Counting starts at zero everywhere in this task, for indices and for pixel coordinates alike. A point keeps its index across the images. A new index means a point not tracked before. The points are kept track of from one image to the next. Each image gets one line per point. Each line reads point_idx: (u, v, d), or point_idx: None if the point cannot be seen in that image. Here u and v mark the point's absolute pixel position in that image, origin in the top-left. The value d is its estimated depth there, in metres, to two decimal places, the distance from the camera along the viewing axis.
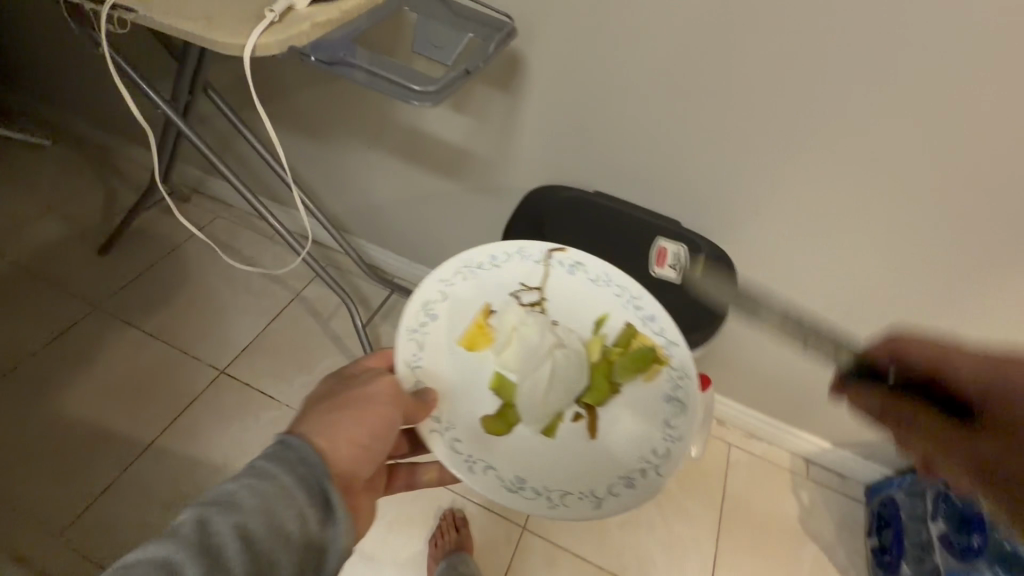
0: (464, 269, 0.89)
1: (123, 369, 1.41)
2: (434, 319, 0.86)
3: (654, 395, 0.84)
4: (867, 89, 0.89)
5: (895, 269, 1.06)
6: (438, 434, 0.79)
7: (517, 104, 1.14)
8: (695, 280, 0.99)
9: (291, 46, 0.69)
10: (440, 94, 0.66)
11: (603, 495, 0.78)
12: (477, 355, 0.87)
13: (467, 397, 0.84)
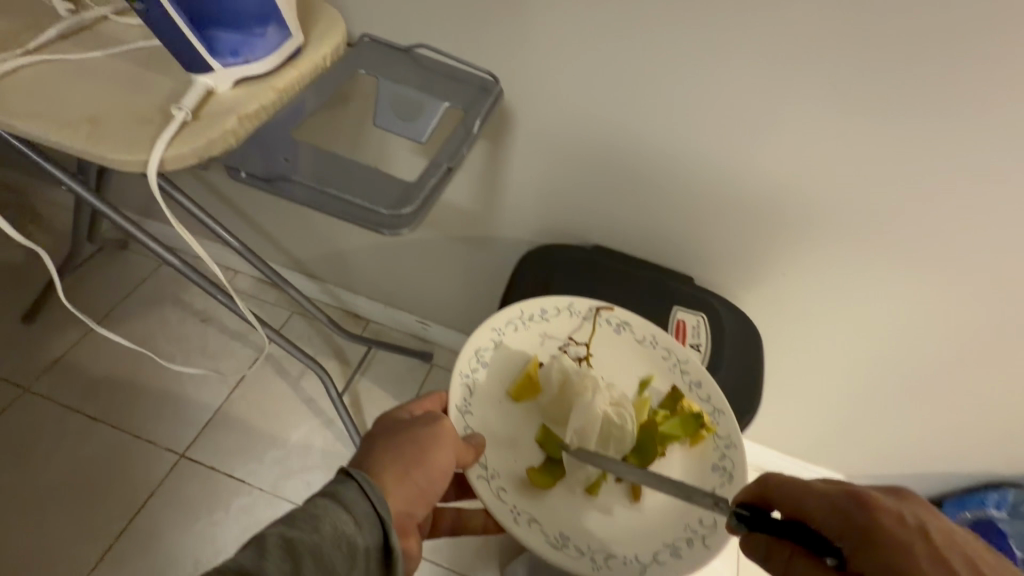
0: (514, 318, 0.75)
1: (62, 465, 1.20)
2: (485, 365, 0.71)
3: (700, 467, 0.70)
4: (931, 129, 0.76)
5: (941, 319, 0.95)
6: (480, 480, 0.63)
7: (509, 143, 0.95)
8: (719, 355, 0.89)
9: (211, 151, 0.52)
10: (420, 210, 0.52)
11: (654, 558, 0.63)
12: (520, 409, 0.71)
13: (509, 447, 0.68)
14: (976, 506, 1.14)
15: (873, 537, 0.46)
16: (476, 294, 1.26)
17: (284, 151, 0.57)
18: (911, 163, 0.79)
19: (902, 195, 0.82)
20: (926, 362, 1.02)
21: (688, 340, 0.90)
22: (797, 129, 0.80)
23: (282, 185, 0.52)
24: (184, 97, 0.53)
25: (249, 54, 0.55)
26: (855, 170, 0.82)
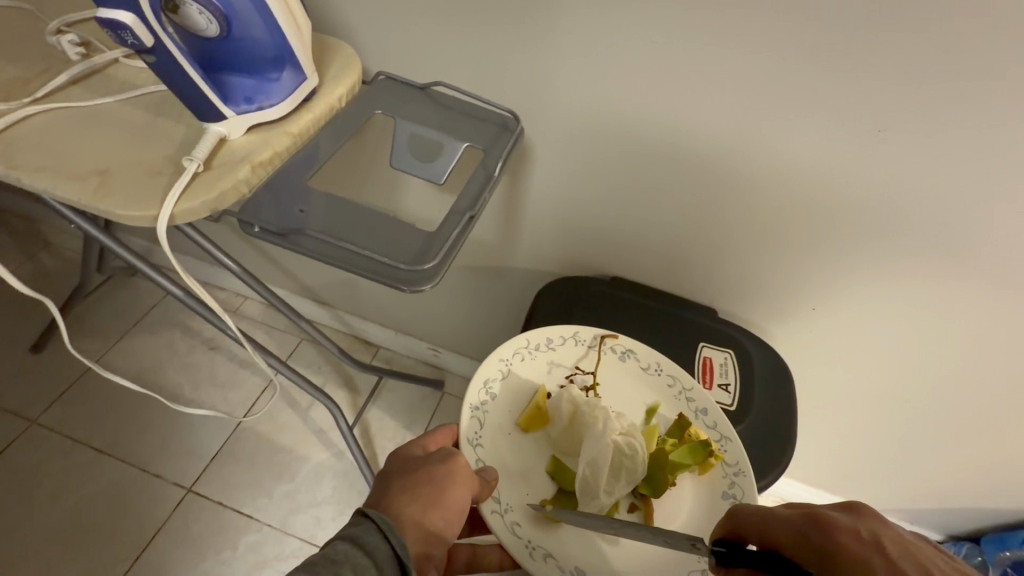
0: (522, 347, 0.70)
1: (68, 502, 1.17)
2: (496, 396, 0.67)
3: (711, 497, 0.64)
4: (979, 162, 0.70)
5: (986, 355, 0.89)
6: (495, 514, 0.57)
7: (526, 172, 0.92)
8: (748, 397, 0.85)
9: (222, 203, 0.50)
10: (443, 261, 0.51)
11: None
12: (528, 440, 0.66)
13: (517, 480, 0.63)
14: (1018, 545, 1.10)
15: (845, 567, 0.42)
16: (490, 322, 1.23)
17: (298, 199, 0.55)
18: (955, 200, 0.74)
19: (945, 232, 0.77)
20: (969, 399, 0.95)
21: (716, 381, 0.85)
22: (831, 163, 0.76)
23: (298, 238, 0.51)
24: (196, 147, 0.51)
25: (265, 100, 0.54)
26: (896, 203, 0.77)
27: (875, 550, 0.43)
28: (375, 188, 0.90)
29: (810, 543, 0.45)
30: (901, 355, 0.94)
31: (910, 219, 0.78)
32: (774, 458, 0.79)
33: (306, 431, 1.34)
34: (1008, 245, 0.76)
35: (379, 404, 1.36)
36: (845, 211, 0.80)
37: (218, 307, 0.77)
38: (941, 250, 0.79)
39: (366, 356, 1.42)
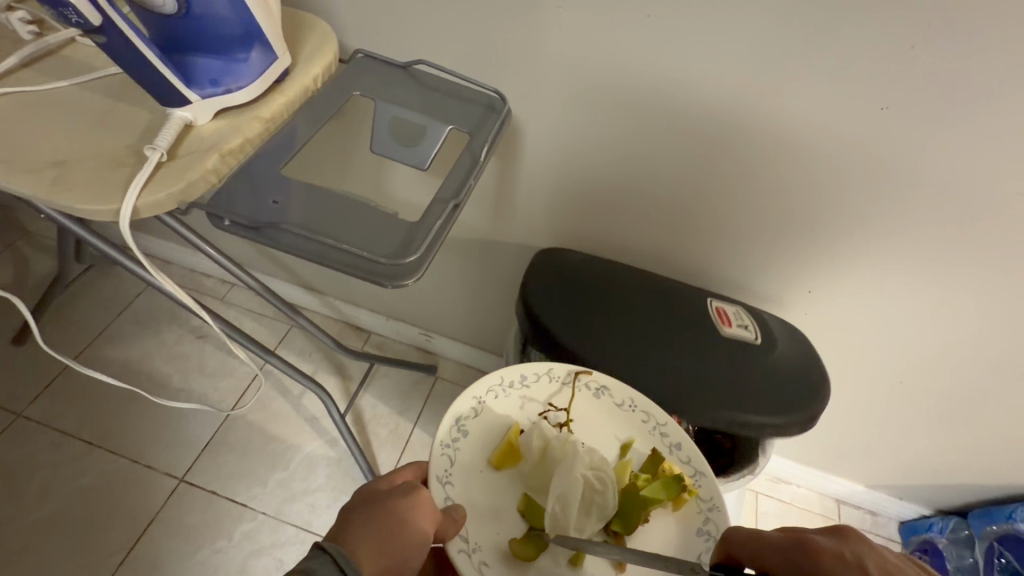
0: (495, 384, 0.68)
1: (58, 496, 1.15)
2: (467, 434, 0.65)
3: (684, 533, 0.63)
4: (984, 135, 0.68)
5: (983, 334, 0.87)
6: (461, 555, 0.56)
7: (515, 152, 0.89)
8: (770, 337, 0.85)
9: (189, 196, 0.47)
10: (428, 253, 0.49)
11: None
12: (502, 479, 0.64)
13: (488, 519, 0.61)
14: (1005, 520, 1.09)
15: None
16: (483, 306, 1.20)
17: (272, 188, 0.52)
18: (960, 179, 0.72)
19: (947, 210, 0.75)
20: (964, 376, 0.94)
21: (734, 323, 0.85)
22: (832, 143, 0.74)
23: (273, 232, 0.48)
24: (159, 134, 0.48)
25: (232, 82, 0.50)
26: (896, 182, 0.75)
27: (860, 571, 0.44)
28: (360, 174, 0.87)
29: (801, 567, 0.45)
30: (897, 334, 0.92)
31: (913, 197, 0.76)
32: (807, 394, 0.80)
33: (298, 418, 1.33)
34: (1009, 223, 0.74)
35: (372, 391, 1.34)
36: (844, 191, 0.78)
37: (192, 301, 0.73)
38: (943, 229, 0.77)
39: (357, 343, 1.40)
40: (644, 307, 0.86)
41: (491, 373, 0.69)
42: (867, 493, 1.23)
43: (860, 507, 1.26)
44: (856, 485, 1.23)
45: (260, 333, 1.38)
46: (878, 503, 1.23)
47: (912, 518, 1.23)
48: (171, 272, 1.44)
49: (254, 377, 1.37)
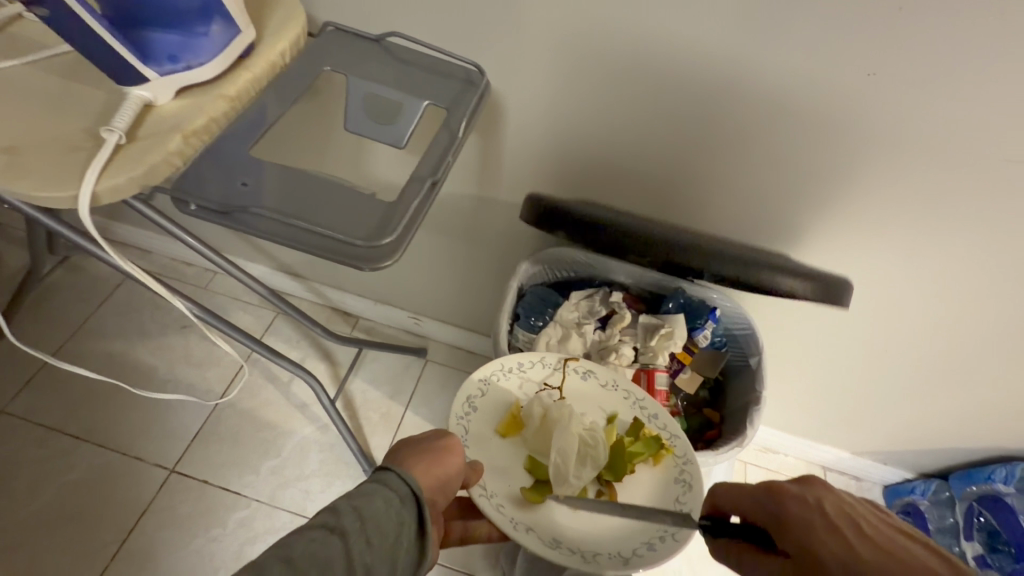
0: (496, 368, 0.78)
1: (48, 490, 1.14)
2: (475, 409, 0.75)
3: (665, 482, 0.73)
4: (972, 98, 0.67)
5: (969, 301, 0.87)
6: (481, 498, 0.68)
7: (498, 128, 0.87)
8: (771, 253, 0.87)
9: (151, 179, 0.44)
10: (404, 234, 0.47)
11: (634, 552, 0.65)
12: (508, 444, 0.75)
13: (500, 473, 0.72)
14: (984, 481, 1.13)
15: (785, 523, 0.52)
16: (471, 286, 1.19)
17: (241, 170, 0.50)
18: (947, 146, 0.71)
19: (934, 179, 0.75)
20: (948, 344, 0.95)
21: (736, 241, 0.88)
22: (820, 112, 0.72)
23: (243, 217, 0.46)
24: (117, 115, 0.45)
25: (192, 58, 0.48)
26: (882, 152, 0.74)
27: (817, 513, 0.51)
28: (339, 155, 0.84)
29: (767, 510, 0.54)
30: (885, 303, 0.92)
31: (899, 167, 0.75)
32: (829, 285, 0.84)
33: (288, 405, 1.32)
34: (994, 189, 0.74)
35: (362, 375, 1.34)
36: (831, 162, 0.77)
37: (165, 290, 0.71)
38: (930, 197, 0.77)
39: (346, 328, 1.38)
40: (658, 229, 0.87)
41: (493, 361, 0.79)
42: (853, 460, 1.25)
43: (846, 474, 1.28)
44: (842, 452, 1.25)
45: (245, 321, 1.36)
46: (864, 469, 1.25)
47: (896, 483, 1.25)
48: (150, 262, 1.40)
49: (240, 368, 1.35)
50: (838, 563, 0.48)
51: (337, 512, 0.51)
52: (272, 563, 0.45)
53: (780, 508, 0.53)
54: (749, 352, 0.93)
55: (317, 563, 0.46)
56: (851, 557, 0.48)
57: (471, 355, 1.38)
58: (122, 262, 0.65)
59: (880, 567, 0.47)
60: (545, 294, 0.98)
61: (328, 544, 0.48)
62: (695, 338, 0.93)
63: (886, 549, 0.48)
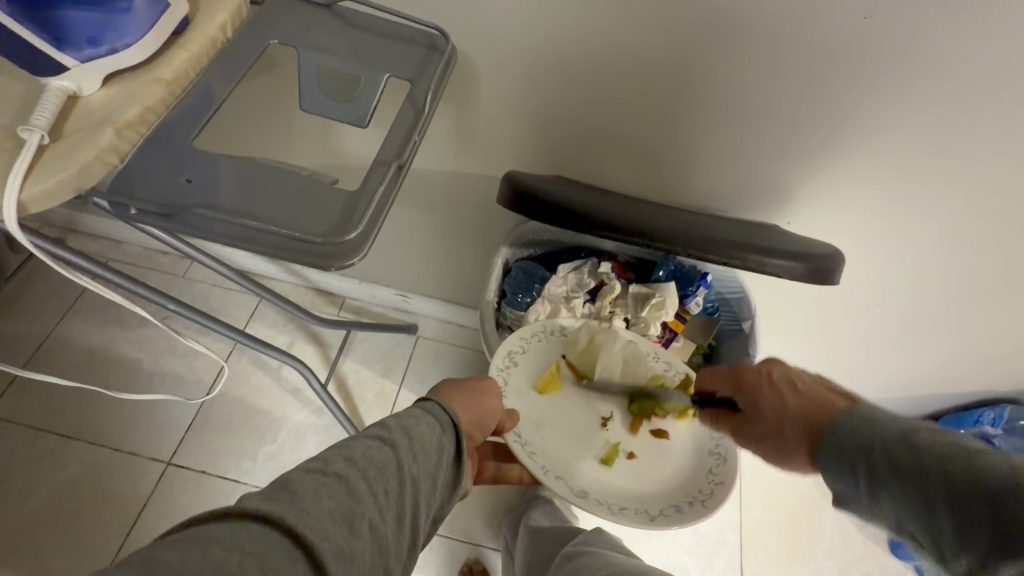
0: (539, 330, 0.85)
1: (45, 489, 1.13)
2: (516, 363, 0.82)
3: (697, 454, 0.79)
4: (973, 39, 0.62)
5: (968, 251, 0.84)
6: (517, 444, 0.74)
7: (472, 94, 0.81)
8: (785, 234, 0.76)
9: (85, 181, 0.40)
10: (369, 229, 0.44)
11: (660, 512, 0.74)
12: (545, 401, 0.81)
13: (538, 426, 0.78)
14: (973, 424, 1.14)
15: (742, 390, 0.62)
16: (456, 261, 1.16)
17: (192, 164, 0.47)
18: (945, 92, 0.67)
19: (930, 128, 0.71)
20: (943, 296, 0.93)
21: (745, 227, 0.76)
22: (810, 63, 0.68)
23: (189, 218, 0.43)
24: (36, 108, 0.41)
25: (116, 39, 0.43)
26: (877, 102, 0.70)
27: (766, 375, 0.59)
28: (306, 134, 0.80)
29: (734, 381, 0.64)
30: (880, 258, 0.89)
31: (895, 115, 0.71)
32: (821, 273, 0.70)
33: (281, 391, 1.30)
34: (996, 134, 0.70)
35: (352, 356, 1.31)
36: (822, 115, 0.73)
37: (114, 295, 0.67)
38: (928, 147, 0.73)
39: (332, 310, 1.35)
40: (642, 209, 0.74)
41: (536, 323, 0.86)
42: None
43: None
44: None
45: (228, 308, 1.33)
46: None
47: None
48: (123, 253, 1.35)
49: (217, 374, 1.29)
50: (774, 408, 0.57)
51: (386, 428, 0.51)
52: (333, 461, 0.45)
53: (741, 378, 0.62)
54: (742, 316, 0.92)
55: (372, 467, 0.46)
56: (784, 402, 0.56)
57: (462, 329, 1.36)
58: (73, 276, 0.61)
59: (793, 411, 0.54)
60: (531, 269, 0.96)
61: (380, 453, 0.47)
62: (686, 306, 0.92)
63: (813, 393, 0.54)
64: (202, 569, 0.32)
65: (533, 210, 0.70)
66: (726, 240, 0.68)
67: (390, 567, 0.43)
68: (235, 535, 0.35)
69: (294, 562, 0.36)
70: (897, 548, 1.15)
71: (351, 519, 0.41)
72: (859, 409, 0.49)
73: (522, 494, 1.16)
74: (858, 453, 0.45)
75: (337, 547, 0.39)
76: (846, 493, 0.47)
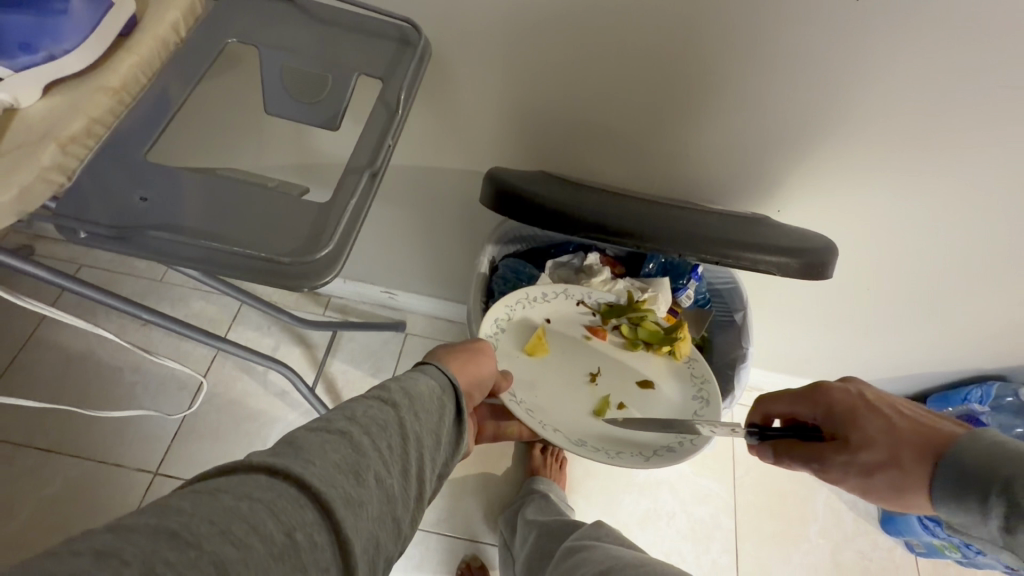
0: (522, 298, 0.82)
1: (25, 509, 1.08)
2: (504, 330, 0.80)
3: (682, 397, 0.79)
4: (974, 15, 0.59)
5: (964, 232, 0.83)
6: (512, 402, 0.72)
7: (452, 85, 0.77)
8: (771, 222, 0.77)
9: (33, 201, 0.37)
10: (342, 244, 0.43)
11: (655, 452, 0.73)
12: (535, 362, 0.79)
13: (532, 385, 0.76)
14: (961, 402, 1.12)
15: (836, 413, 0.54)
16: (442, 257, 1.13)
17: (147, 180, 0.45)
18: (937, 74, 0.65)
19: (920, 112, 0.69)
20: (936, 277, 0.92)
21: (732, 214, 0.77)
22: (798, 49, 0.65)
23: (144, 239, 0.42)
24: None
25: (53, 45, 0.40)
26: (873, 82, 0.67)
27: (859, 398, 0.54)
28: (278, 133, 0.77)
29: (813, 404, 0.57)
30: (875, 242, 0.87)
31: (886, 101, 0.69)
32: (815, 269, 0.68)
33: (268, 394, 1.26)
34: (996, 113, 0.67)
35: (340, 356, 1.29)
36: (815, 98, 0.70)
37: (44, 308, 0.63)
38: (920, 130, 0.71)
39: (316, 310, 1.31)
40: (632, 201, 0.73)
41: (518, 290, 0.83)
42: None
43: None
44: None
45: (210, 312, 1.29)
46: None
47: None
48: (95, 259, 1.29)
49: (199, 385, 1.24)
50: (882, 434, 0.51)
51: (385, 388, 0.47)
52: (334, 419, 0.41)
53: (824, 400, 0.56)
54: (735, 307, 0.91)
55: (374, 423, 0.42)
56: (893, 429, 0.50)
57: (451, 324, 1.33)
58: (23, 300, 0.61)
59: (912, 435, 0.49)
60: (518, 266, 0.94)
61: (381, 411, 0.44)
62: (678, 298, 0.91)
63: (925, 422, 0.50)
64: (213, 513, 0.31)
65: (516, 212, 0.68)
66: (715, 239, 0.66)
67: (399, 519, 0.40)
68: (244, 484, 0.33)
69: (303, 506, 0.34)
70: (888, 524, 1.16)
71: (357, 469, 0.38)
72: (986, 435, 0.45)
73: (519, 488, 1.14)
74: (994, 480, 0.42)
75: (345, 494, 0.36)
76: (979, 526, 0.43)
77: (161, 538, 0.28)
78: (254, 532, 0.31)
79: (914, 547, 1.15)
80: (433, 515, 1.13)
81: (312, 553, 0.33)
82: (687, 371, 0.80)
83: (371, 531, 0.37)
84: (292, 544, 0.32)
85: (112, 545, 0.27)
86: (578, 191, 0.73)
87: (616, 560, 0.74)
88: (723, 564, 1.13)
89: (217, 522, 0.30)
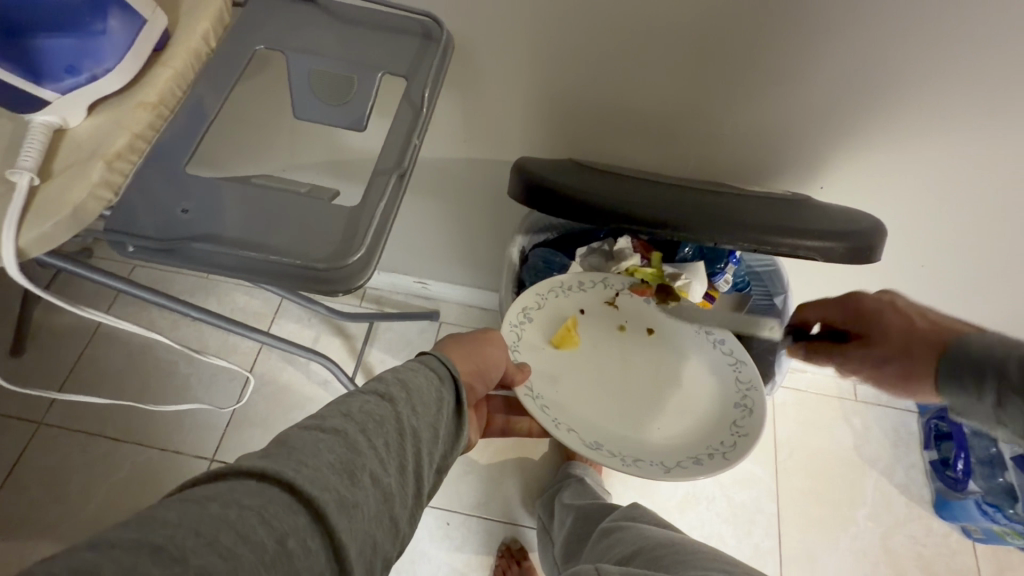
0: (556, 287, 0.83)
1: (100, 492, 1.17)
2: (530, 320, 0.80)
3: (722, 403, 0.76)
4: None
5: None
6: (528, 398, 0.72)
7: (477, 75, 0.77)
8: (812, 203, 0.73)
9: (85, 218, 0.39)
10: (376, 245, 0.44)
11: (678, 464, 0.71)
12: (561, 356, 0.78)
13: (552, 379, 0.76)
14: None
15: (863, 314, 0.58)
16: (472, 246, 1.14)
17: (190, 192, 0.48)
18: (1004, 38, 0.59)
19: (985, 77, 0.63)
20: (1001, 254, 0.85)
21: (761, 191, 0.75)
22: (843, 17, 0.61)
23: (188, 250, 0.45)
24: (27, 147, 0.40)
25: (94, 66, 0.42)
26: (927, 51, 0.62)
27: (888, 305, 0.56)
28: (309, 132, 0.78)
29: (844, 308, 0.62)
30: (931, 219, 0.82)
31: (947, 68, 0.63)
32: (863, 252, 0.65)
33: (313, 383, 1.31)
34: None
35: (378, 346, 1.31)
36: (860, 70, 0.65)
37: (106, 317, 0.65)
38: (977, 98, 0.65)
39: (354, 301, 1.35)
40: (656, 186, 0.71)
41: (554, 280, 0.85)
42: None
43: None
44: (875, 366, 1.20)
45: (255, 306, 1.34)
46: None
47: None
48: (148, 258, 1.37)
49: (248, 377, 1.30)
50: (898, 332, 0.54)
51: (383, 381, 0.48)
52: (330, 415, 0.42)
53: (855, 303, 0.60)
54: (776, 291, 0.89)
55: (370, 420, 0.43)
56: (908, 328, 0.53)
57: (484, 312, 1.34)
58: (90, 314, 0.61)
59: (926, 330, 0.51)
60: (549, 256, 0.93)
61: (379, 406, 0.44)
62: (716, 284, 0.89)
63: (944, 321, 0.51)
64: (200, 524, 0.31)
65: (544, 204, 0.67)
66: (754, 224, 0.64)
67: (397, 517, 0.41)
68: (231, 490, 0.33)
69: (295, 512, 0.34)
70: (943, 509, 1.11)
71: (352, 469, 0.39)
72: (989, 335, 0.47)
73: (557, 472, 1.16)
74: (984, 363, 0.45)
75: (338, 496, 0.37)
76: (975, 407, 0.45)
77: (144, 553, 0.28)
78: (243, 541, 0.31)
79: (972, 533, 1.10)
80: (472, 498, 1.16)
81: (305, 560, 0.33)
82: (733, 376, 0.78)
83: (367, 532, 0.38)
84: (284, 552, 0.32)
85: (91, 561, 0.27)
86: (600, 177, 0.72)
87: (646, 541, 0.74)
88: (768, 549, 1.11)
89: (203, 534, 0.30)
